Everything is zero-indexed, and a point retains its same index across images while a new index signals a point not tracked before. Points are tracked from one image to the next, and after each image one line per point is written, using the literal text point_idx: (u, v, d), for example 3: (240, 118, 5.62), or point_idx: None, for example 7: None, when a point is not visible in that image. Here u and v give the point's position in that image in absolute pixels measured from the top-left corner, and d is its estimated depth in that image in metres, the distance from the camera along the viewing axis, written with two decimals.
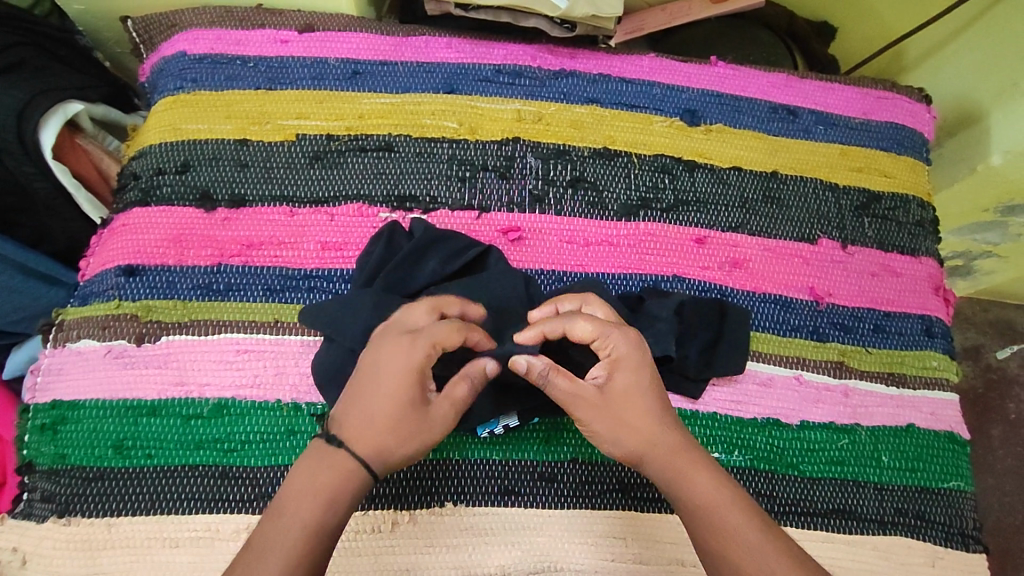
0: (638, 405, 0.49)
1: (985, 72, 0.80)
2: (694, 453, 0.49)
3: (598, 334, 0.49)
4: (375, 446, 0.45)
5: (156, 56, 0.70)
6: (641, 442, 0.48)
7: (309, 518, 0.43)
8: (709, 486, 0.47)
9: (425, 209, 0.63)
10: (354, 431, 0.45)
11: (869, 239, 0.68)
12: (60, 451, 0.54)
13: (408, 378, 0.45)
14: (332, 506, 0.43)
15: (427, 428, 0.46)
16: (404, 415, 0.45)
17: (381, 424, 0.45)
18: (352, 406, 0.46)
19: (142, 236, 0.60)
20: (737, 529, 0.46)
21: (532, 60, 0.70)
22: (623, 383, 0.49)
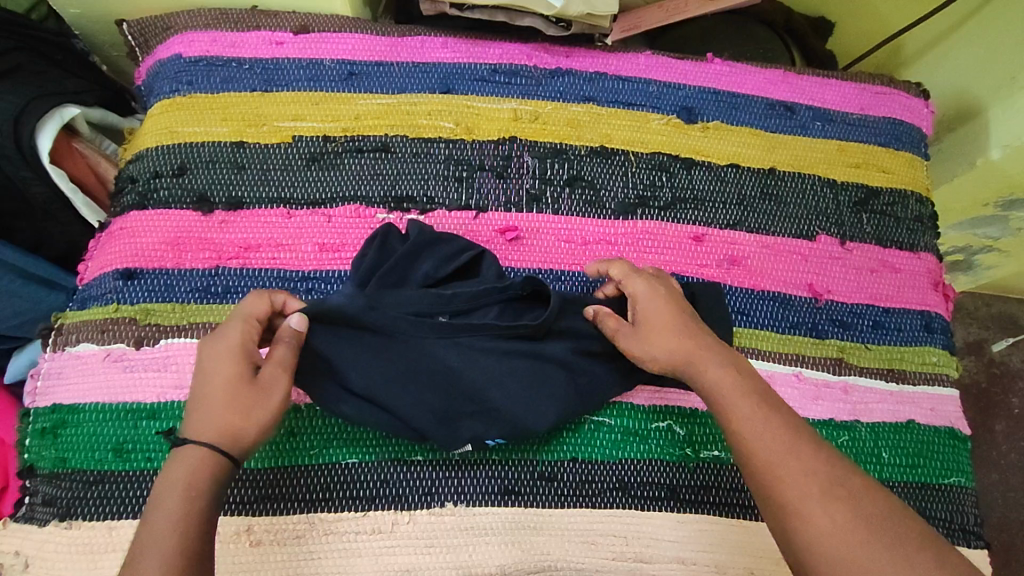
0: (659, 323, 0.53)
1: (983, 66, 0.79)
2: (709, 352, 0.51)
3: (627, 275, 0.56)
4: (221, 424, 0.45)
5: (152, 60, 0.70)
6: (661, 351, 0.52)
7: (176, 512, 0.42)
8: (721, 379, 0.50)
9: (422, 209, 0.63)
10: (195, 419, 0.45)
11: (868, 234, 0.68)
12: (61, 454, 0.54)
13: (228, 354, 0.47)
14: (194, 496, 0.43)
15: (260, 395, 0.46)
16: (237, 388, 0.46)
17: (217, 404, 0.45)
18: (191, 406, 0.46)
19: (140, 239, 0.60)
20: (745, 413, 0.48)
21: (528, 59, 0.70)
22: (647, 308, 0.54)
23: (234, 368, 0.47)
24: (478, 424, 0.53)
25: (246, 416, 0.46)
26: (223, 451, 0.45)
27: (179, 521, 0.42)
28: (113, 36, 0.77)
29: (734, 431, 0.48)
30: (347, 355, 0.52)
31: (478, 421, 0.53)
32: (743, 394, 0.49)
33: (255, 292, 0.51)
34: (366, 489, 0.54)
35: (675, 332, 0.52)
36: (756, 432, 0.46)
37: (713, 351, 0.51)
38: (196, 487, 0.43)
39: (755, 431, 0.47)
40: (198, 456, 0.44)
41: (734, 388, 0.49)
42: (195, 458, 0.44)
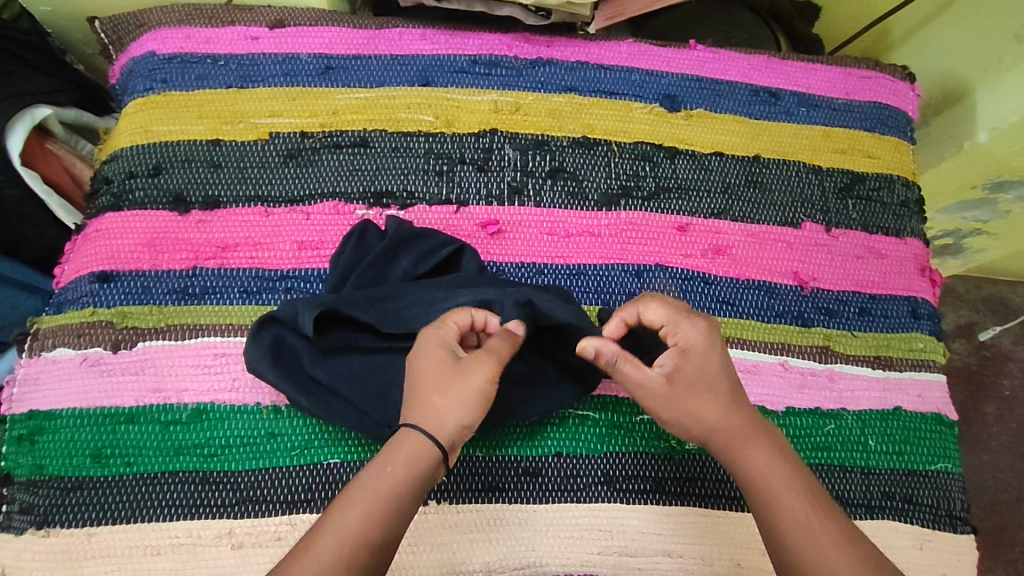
0: (702, 387, 0.49)
1: (969, 46, 0.79)
2: (757, 436, 0.49)
3: (670, 321, 0.51)
4: (439, 411, 0.46)
5: (124, 58, 0.69)
6: (706, 421, 0.49)
7: (385, 489, 0.43)
8: (774, 470, 0.48)
9: (402, 205, 0.63)
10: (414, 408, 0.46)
11: (854, 221, 0.67)
12: (38, 462, 0.53)
13: (431, 349, 0.48)
14: (406, 480, 0.44)
15: (468, 383, 0.46)
16: (444, 377, 0.47)
17: (428, 393, 0.46)
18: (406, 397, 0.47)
19: (115, 241, 0.59)
20: (800, 518, 0.46)
21: (508, 49, 0.69)
22: (689, 366, 0.50)
23: (440, 361, 0.47)
24: None
25: (447, 399, 0.46)
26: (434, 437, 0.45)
27: (368, 505, 0.43)
28: (86, 34, 0.75)
29: (783, 539, 0.45)
30: (324, 356, 0.53)
31: None
32: (798, 493, 0.47)
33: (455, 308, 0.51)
34: None
35: (720, 404, 0.49)
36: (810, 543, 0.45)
37: (762, 435, 0.49)
38: (391, 466, 0.44)
39: (808, 543, 0.45)
40: (405, 442, 0.45)
41: (788, 485, 0.47)
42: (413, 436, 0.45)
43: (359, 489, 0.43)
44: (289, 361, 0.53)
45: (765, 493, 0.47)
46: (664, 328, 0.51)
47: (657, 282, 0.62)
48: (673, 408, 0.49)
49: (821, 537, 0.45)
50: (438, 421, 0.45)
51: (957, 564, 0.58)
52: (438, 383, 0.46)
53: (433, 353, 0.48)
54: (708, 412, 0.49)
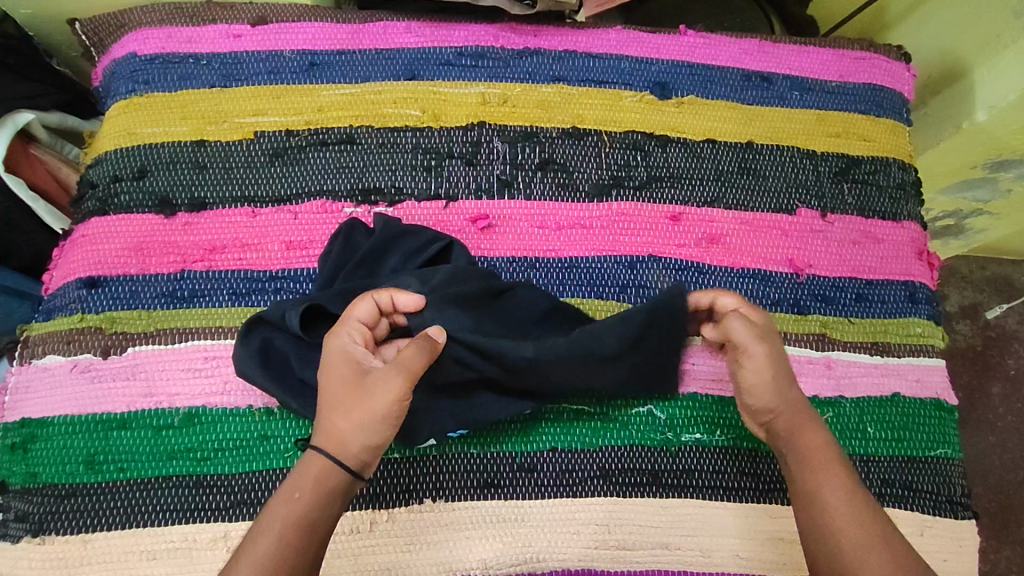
0: (783, 369, 0.52)
1: (965, 24, 0.77)
2: (813, 417, 0.52)
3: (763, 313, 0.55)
4: (339, 434, 0.46)
5: (107, 60, 0.68)
6: (779, 395, 0.51)
7: (299, 510, 0.44)
8: (827, 451, 0.50)
9: (390, 201, 0.62)
10: (318, 426, 0.47)
11: (850, 205, 0.66)
12: (31, 470, 0.53)
13: (335, 361, 0.48)
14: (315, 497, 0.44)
15: (369, 400, 0.45)
16: (346, 394, 0.46)
17: (333, 408, 0.46)
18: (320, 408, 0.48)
19: (101, 246, 0.59)
20: (839, 500, 0.47)
21: (495, 40, 0.68)
22: (783, 348, 0.54)
23: (342, 374, 0.47)
24: (450, 419, 0.52)
25: (347, 420, 0.46)
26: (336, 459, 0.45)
27: (281, 531, 0.43)
28: (67, 37, 0.75)
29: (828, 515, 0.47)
30: (313, 357, 0.53)
31: (451, 416, 0.52)
32: (845, 474, 0.49)
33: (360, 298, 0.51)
34: None
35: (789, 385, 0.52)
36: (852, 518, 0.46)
37: (814, 417, 0.52)
38: (300, 490, 0.45)
39: (851, 516, 0.46)
40: (313, 464, 0.45)
41: (837, 466, 0.49)
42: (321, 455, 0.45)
43: (267, 522, 0.43)
44: (279, 363, 0.53)
45: (816, 464, 0.49)
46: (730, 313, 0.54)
47: (651, 273, 0.62)
48: (767, 374, 0.51)
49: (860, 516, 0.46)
50: (342, 445, 0.45)
51: (958, 550, 0.58)
52: (341, 401, 0.46)
53: (334, 366, 0.48)
54: (782, 388, 0.51)
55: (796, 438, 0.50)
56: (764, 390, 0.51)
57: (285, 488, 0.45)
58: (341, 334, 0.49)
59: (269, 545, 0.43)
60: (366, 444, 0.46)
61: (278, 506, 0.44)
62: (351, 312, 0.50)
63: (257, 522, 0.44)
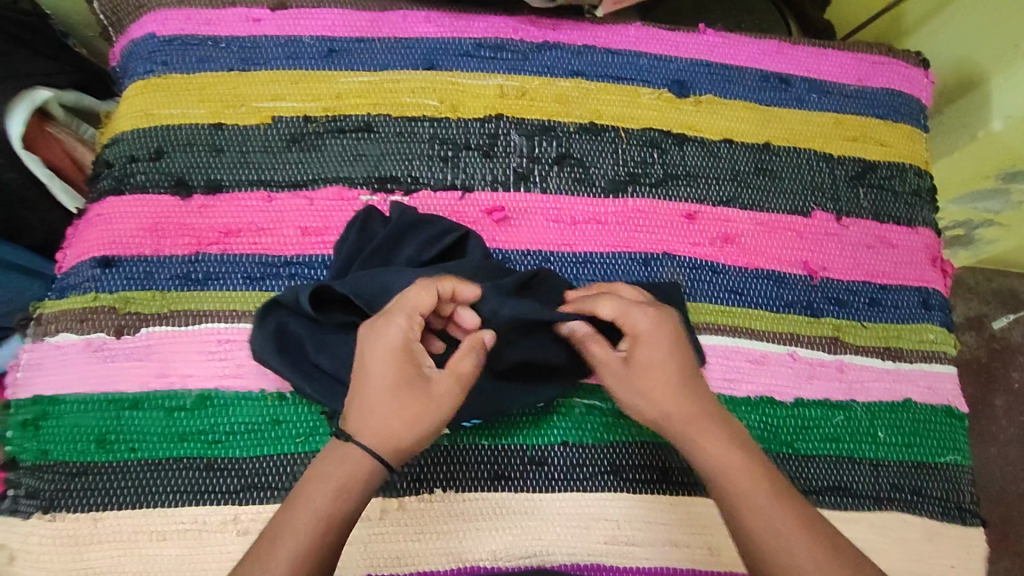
0: (651, 377, 0.50)
1: (984, 32, 0.77)
2: (719, 432, 0.49)
3: (630, 304, 0.51)
4: (391, 433, 0.45)
5: (125, 40, 0.67)
6: (667, 414, 0.49)
7: (337, 512, 0.44)
8: (735, 464, 0.48)
9: (407, 190, 0.62)
10: (363, 420, 0.46)
11: (865, 210, 0.66)
12: (42, 447, 0.53)
13: (394, 354, 0.46)
14: (350, 496, 0.45)
15: (431, 401, 0.46)
16: (400, 395, 0.46)
17: (387, 406, 0.46)
18: (362, 401, 0.46)
19: (118, 225, 0.59)
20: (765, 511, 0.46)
21: (515, 32, 0.68)
22: (645, 354, 0.50)
23: (400, 372, 0.46)
24: (464, 409, 0.52)
25: (402, 418, 0.46)
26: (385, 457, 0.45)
27: (308, 539, 0.43)
28: (85, 15, 0.74)
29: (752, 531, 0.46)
30: (326, 343, 0.53)
31: (465, 407, 0.52)
32: (765, 481, 0.47)
33: (422, 283, 0.48)
34: None
35: (676, 394, 0.49)
36: (772, 532, 0.45)
37: (725, 429, 0.49)
38: (347, 488, 0.45)
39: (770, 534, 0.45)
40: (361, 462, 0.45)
41: (753, 474, 0.47)
42: (361, 457, 0.45)
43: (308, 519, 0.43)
44: (293, 350, 0.53)
45: (734, 484, 0.47)
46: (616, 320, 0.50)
47: (666, 271, 0.62)
48: (630, 394, 0.50)
49: (794, 523, 0.46)
50: (388, 445, 0.46)
51: (964, 557, 0.58)
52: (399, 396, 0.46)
53: (394, 361, 0.46)
54: (673, 405, 0.49)
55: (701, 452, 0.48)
56: (648, 412, 0.50)
57: (320, 490, 0.44)
58: (403, 323, 0.46)
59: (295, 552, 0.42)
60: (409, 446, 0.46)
61: (309, 510, 0.44)
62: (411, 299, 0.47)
63: (286, 516, 0.43)
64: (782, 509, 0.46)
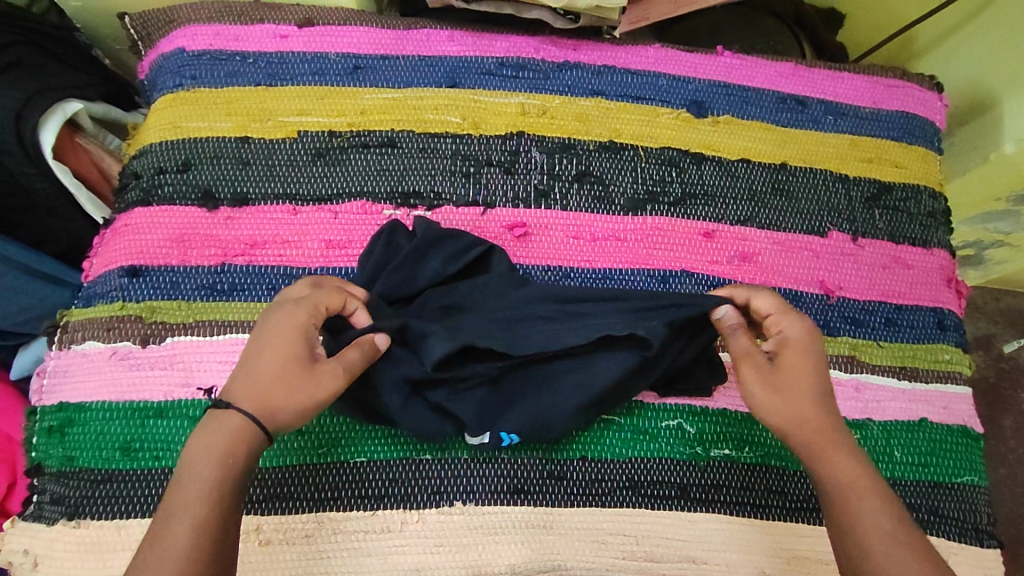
0: (809, 381, 0.49)
1: (996, 57, 0.78)
2: (843, 446, 0.48)
3: (777, 312, 0.52)
4: (276, 406, 0.44)
5: (155, 54, 0.69)
6: (793, 418, 0.48)
7: (213, 487, 0.41)
8: (858, 475, 0.46)
9: (429, 205, 0.63)
10: (244, 387, 0.44)
11: (881, 230, 0.67)
12: (68, 453, 0.54)
13: (288, 327, 0.46)
14: (232, 468, 0.42)
15: (314, 383, 0.45)
16: (298, 372, 0.45)
17: (271, 377, 0.44)
18: (261, 371, 0.44)
19: (145, 236, 0.60)
20: (884, 533, 0.43)
21: (535, 52, 0.69)
22: (794, 359, 0.50)
23: (289, 344, 0.45)
24: (485, 423, 0.52)
25: (266, 390, 0.44)
26: (260, 426, 0.43)
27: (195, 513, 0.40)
28: (114, 30, 0.76)
29: (870, 550, 0.43)
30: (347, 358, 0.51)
31: (486, 422, 0.52)
32: (884, 502, 0.45)
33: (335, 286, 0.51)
34: (374, 488, 0.54)
35: (809, 398, 0.49)
36: (886, 541, 0.43)
37: (848, 446, 0.48)
38: (234, 455, 0.42)
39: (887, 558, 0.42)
40: (229, 426, 0.43)
41: (873, 492, 0.45)
42: (239, 428, 0.43)
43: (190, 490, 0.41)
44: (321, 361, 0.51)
45: (852, 491, 0.46)
46: (768, 318, 0.52)
47: (684, 288, 0.62)
48: (763, 393, 0.49)
49: (890, 533, 0.43)
50: (270, 416, 0.44)
51: None
52: (280, 372, 0.44)
53: (292, 335, 0.46)
54: (798, 411, 0.49)
55: (819, 464, 0.47)
56: (771, 414, 0.49)
57: (200, 463, 0.41)
58: (308, 306, 0.48)
59: (189, 530, 0.39)
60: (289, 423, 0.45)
61: (195, 486, 0.41)
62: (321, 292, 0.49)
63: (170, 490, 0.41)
64: (895, 521, 0.44)
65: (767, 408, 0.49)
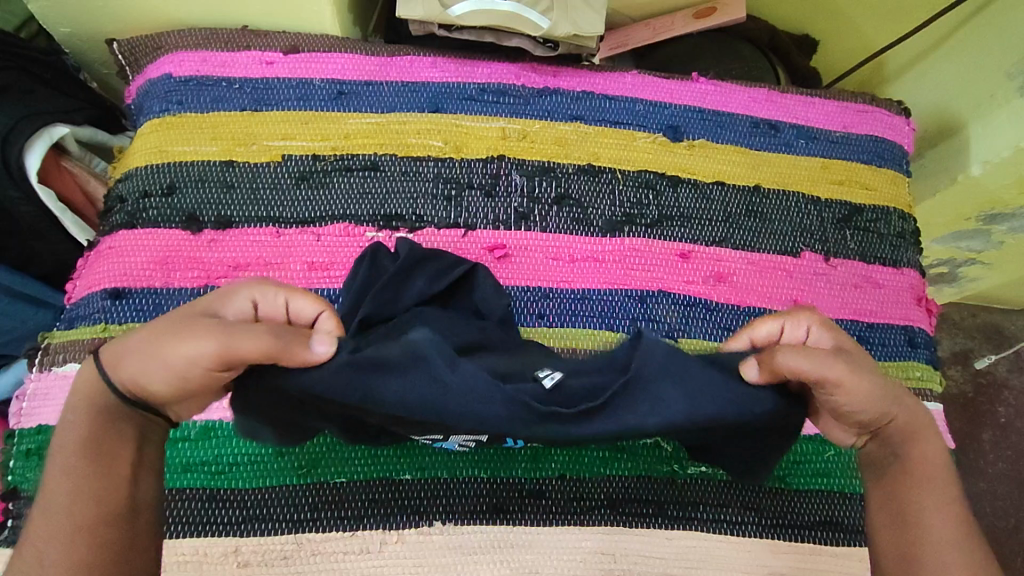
0: (875, 368, 0.48)
1: (961, 82, 0.81)
2: (927, 430, 0.49)
3: (810, 316, 0.49)
4: (131, 359, 0.44)
5: (142, 79, 0.70)
6: (885, 406, 0.47)
7: (71, 437, 0.44)
8: (938, 462, 0.48)
9: (411, 227, 0.64)
10: (122, 340, 0.46)
11: (852, 251, 0.69)
12: (46, 476, 0.55)
13: (207, 295, 0.46)
14: (80, 421, 0.44)
15: (178, 341, 0.42)
16: (173, 325, 0.43)
17: (151, 330, 0.44)
18: (146, 327, 0.45)
19: (129, 258, 0.61)
20: (948, 513, 0.46)
21: (516, 78, 0.71)
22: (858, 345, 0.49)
23: (190, 305, 0.45)
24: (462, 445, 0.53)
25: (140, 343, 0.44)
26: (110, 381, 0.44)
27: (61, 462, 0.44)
28: (103, 55, 0.77)
29: (932, 526, 0.45)
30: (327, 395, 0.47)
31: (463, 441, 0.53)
32: (952, 485, 0.47)
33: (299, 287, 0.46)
34: (355, 508, 0.54)
35: (893, 386, 0.48)
36: (958, 529, 0.45)
37: (930, 431, 0.49)
38: (79, 412, 0.45)
39: (959, 538, 0.45)
40: (90, 378, 0.46)
41: (946, 476, 0.48)
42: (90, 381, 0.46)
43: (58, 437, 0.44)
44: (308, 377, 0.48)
45: (931, 480, 0.47)
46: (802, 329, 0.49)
47: (661, 307, 0.64)
48: (863, 383, 0.45)
49: (958, 537, 0.45)
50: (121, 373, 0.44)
51: None
52: (153, 329, 0.44)
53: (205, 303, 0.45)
54: (878, 404, 0.47)
55: (908, 443, 0.48)
56: (868, 403, 0.46)
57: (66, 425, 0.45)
58: (247, 284, 0.45)
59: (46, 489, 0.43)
60: (161, 402, 0.45)
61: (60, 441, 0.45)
62: (277, 284, 0.46)
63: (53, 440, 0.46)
64: (962, 524, 0.46)
65: (858, 407, 0.46)
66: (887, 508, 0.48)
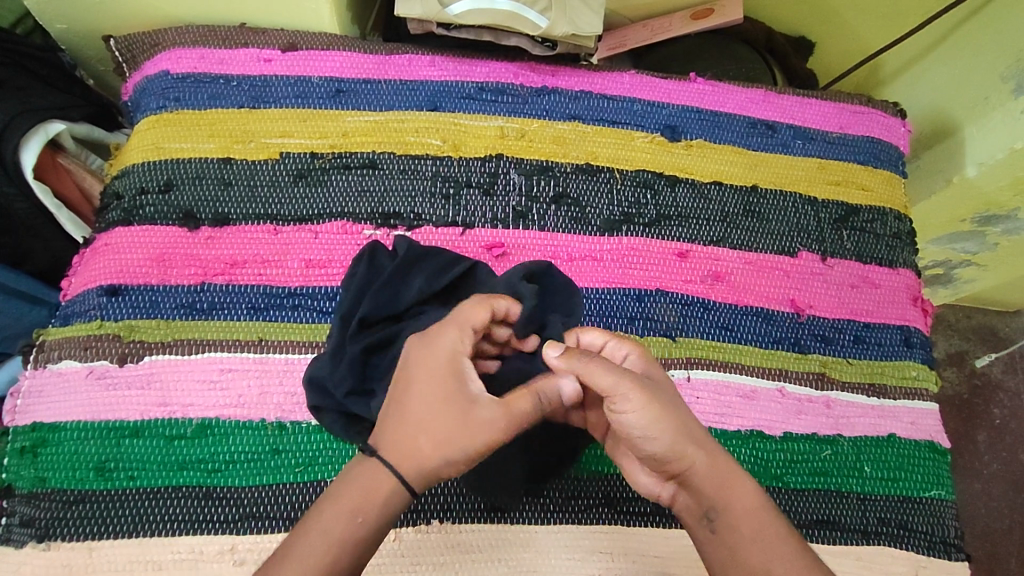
0: (675, 403, 0.45)
1: (956, 84, 0.81)
2: (733, 469, 0.44)
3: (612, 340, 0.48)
4: (420, 450, 0.41)
5: (139, 76, 0.70)
6: (676, 446, 0.43)
7: (338, 532, 0.40)
8: (746, 499, 0.43)
9: (409, 225, 0.64)
10: (394, 440, 0.42)
11: (849, 251, 0.69)
12: (40, 474, 0.54)
13: (438, 363, 0.43)
14: (357, 519, 0.40)
15: (472, 427, 0.41)
16: (444, 413, 0.41)
17: (427, 418, 0.41)
18: (405, 417, 0.42)
19: (125, 256, 0.60)
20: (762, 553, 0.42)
21: (514, 78, 0.71)
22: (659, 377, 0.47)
23: (442, 386, 0.42)
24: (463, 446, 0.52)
25: (433, 441, 0.41)
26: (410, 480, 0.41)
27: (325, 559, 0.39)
28: (99, 52, 0.77)
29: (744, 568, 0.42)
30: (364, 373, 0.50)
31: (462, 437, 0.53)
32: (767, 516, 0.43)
33: (478, 299, 0.45)
34: None
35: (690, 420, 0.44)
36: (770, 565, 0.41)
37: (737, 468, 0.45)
38: (363, 511, 0.40)
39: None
40: (382, 476, 0.41)
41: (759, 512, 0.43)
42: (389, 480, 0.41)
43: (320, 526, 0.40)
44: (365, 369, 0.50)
45: (740, 520, 0.43)
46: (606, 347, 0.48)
47: (658, 306, 0.64)
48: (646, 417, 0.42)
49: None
50: (427, 470, 0.41)
51: None
52: (428, 424, 0.41)
53: (437, 369, 0.43)
54: (668, 442, 0.43)
55: (715, 487, 0.43)
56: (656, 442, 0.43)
57: (330, 511, 0.41)
58: (456, 337, 0.43)
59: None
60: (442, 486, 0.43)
61: (321, 534, 0.40)
62: (470, 317, 0.44)
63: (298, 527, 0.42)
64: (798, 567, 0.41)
65: (647, 437, 0.42)
66: (729, 566, 0.42)
